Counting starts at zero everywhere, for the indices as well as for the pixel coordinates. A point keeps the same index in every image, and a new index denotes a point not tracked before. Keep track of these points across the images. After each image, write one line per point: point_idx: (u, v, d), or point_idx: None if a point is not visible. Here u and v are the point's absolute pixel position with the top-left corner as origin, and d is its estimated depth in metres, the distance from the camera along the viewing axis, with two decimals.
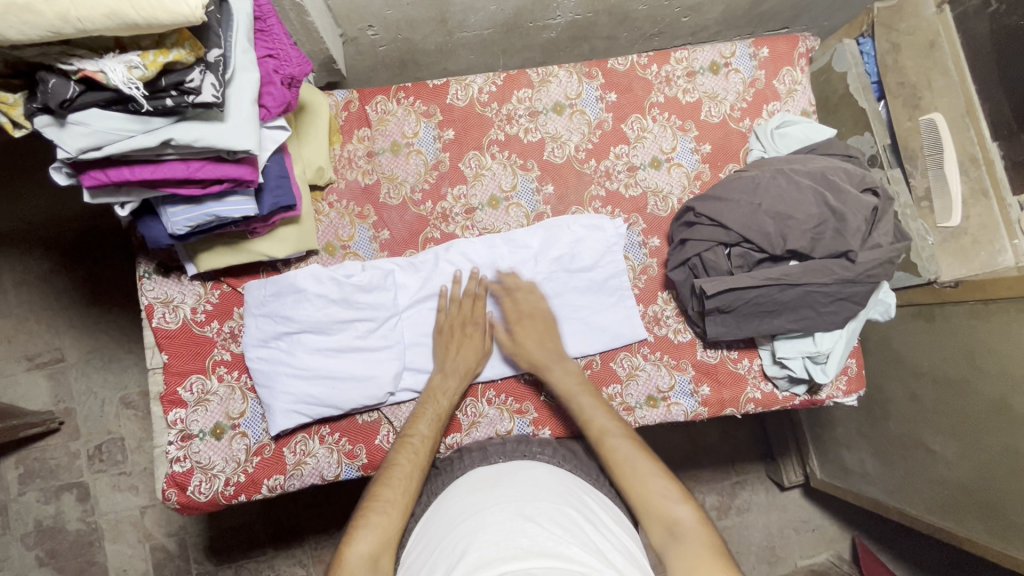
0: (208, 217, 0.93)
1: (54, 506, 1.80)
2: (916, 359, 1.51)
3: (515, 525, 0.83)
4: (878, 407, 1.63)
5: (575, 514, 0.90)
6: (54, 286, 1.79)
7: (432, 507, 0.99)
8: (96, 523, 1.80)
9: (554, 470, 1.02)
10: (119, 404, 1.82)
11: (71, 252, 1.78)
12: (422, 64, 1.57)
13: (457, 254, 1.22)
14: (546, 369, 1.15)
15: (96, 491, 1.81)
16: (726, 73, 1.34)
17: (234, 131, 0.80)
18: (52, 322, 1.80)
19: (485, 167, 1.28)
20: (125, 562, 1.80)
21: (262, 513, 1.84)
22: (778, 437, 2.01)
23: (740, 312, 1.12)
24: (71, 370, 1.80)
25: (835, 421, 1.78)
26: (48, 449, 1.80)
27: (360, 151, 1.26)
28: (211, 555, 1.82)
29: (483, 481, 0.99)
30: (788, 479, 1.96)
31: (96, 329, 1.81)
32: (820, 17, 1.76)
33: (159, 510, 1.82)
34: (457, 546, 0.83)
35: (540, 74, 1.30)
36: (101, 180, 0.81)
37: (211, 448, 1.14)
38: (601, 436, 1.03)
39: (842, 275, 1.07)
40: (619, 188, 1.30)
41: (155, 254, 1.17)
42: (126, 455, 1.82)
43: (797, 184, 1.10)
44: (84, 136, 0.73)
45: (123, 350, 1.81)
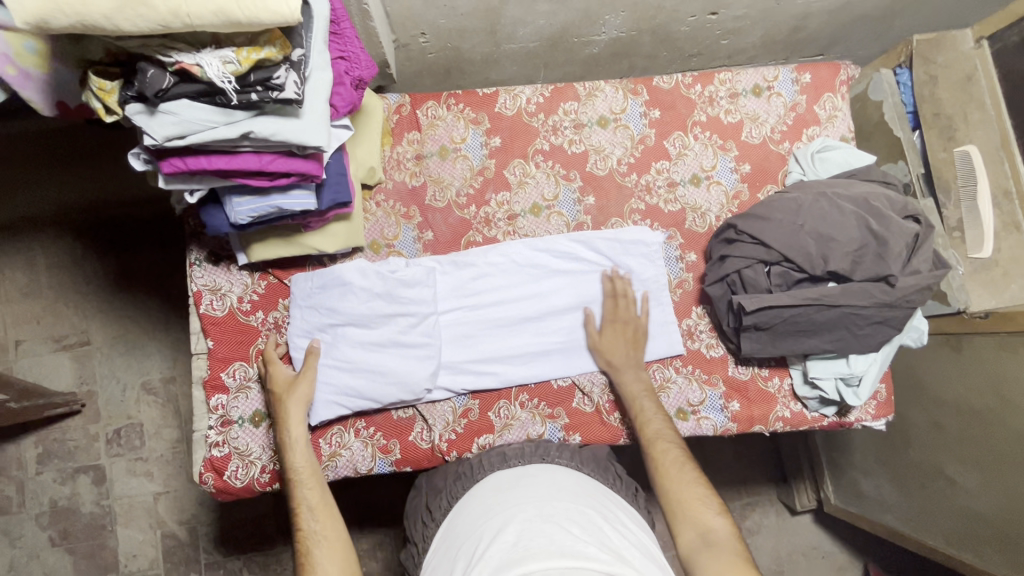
0: (272, 209, 0.96)
1: (70, 487, 1.82)
2: (941, 388, 1.51)
3: (535, 526, 0.86)
4: (898, 433, 1.64)
5: (594, 515, 0.92)
6: (86, 271, 1.83)
7: (452, 512, 1.02)
8: (110, 507, 1.82)
9: (574, 474, 1.04)
10: (140, 390, 1.85)
11: (107, 237, 1.82)
12: (466, 72, 1.61)
13: (497, 256, 1.26)
14: (620, 372, 1.20)
15: (113, 475, 1.83)
16: (768, 96, 1.37)
17: (308, 127, 0.84)
18: (82, 306, 1.83)
19: (529, 175, 1.31)
20: (135, 547, 1.82)
21: (274, 507, 1.85)
22: (792, 460, 2.01)
23: (777, 329, 1.14)
24: (97, 353, 1.83)
25: (853, 445, 1.78)
26: (69, 430, 1.83)
27: (409, 153, 1.29)
28: (221, 546, 1.84)
29: (501, 485, 1.01)
30: (800, 502, 1.95)
31: (125, 315, 1.84)
32: (856, 47, 1.79)
33: (173, 497, 1.83)
34: (477, 548, 0.86)
35: (586, 88, 1.34)
36: (180, 168, 0.84)
37: (249, 435, 1.17)
38: (655, 439, 1.11)
39: (881, 299, 1.08)
40: (658, 203, 1.33)
41: (206, 243, 1.21)
42: (144, 441, 1.84)
43: (840, 208, 1.12)
44: (171, 124, 0.76)
45: (149, 337, 1.84)
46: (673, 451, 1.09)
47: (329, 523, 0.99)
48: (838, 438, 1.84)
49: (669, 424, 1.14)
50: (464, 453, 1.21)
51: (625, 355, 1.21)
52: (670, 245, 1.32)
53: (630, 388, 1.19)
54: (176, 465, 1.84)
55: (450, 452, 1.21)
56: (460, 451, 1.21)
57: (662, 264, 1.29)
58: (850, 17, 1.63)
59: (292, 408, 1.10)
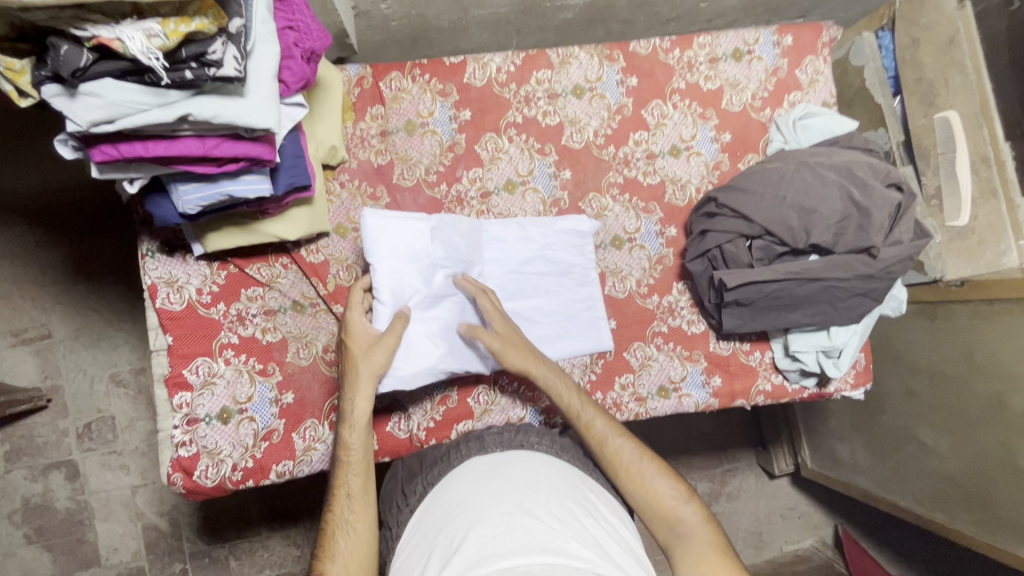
0: (221, 197, 0.88)
1: (42, 484, 1.75)
2: (914, 354, 1.53)
3: (514, 519, 0.83)
4: (870, 399, 1.67)
5: (575, 507, 0.90)
6: (39, 260, 1.71)
7: (428, 497, 0.99)
8: (86, 501, 1.77)
9: (554, 463, 1.01)
10: (109, 382, 1.77)
11: (61, 224, 1.70)
12: (434, 41, 1.53)
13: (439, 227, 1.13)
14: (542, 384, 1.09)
15: (86, 470, 1.77)
16: (749, 61, 1.31)
17: (255, 107, 0.76)
18: (37, 297, 1.73)
19: (502, 150, 1.24)
20: (116, 541, 1.78)
21: (255, 496, 1.82)
22: (771, 428, 2.05)
23: (757, 305, 1.12)
24: (59, 346, 1.74)
25: (831, 412, 1.81)
26: (36, 427, 1.75)
27: (373, 130, 1.21)
28: (204, 535, 1.81)
29: (481, 471, 0.98)
30: (779, 466, 1.99)
31: (86, 307, 1.74)
32: (837, 9, 1.75)
33: (152, 490, 1.79)
34: (451, 542, 0.83)
35: (559, 55, 1.26)
36: (113, 155, 0.76)
37: (218, 433, 1.11)
38: (604, 440, 1.03)
39: (863, 271, 1.06)
40: (637, 175, 1.28)
41: (159, 232, 1.13)
42: (117, 435, 1.78)
43: (822, 178, 1.08)
44: (96, 108, 0.69)
45: (113, 328, 1.76)
46: (625, 441, 1.02)
47: (362, 512, 0.92)
48: (814, 405, 1.87)
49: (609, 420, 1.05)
50: (443, 440, 1.19)
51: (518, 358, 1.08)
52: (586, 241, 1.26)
53: (559, 385, 1.08)
54: (153, 457, 1.79)
55: (429, 439, 1.19)
56: (438, 439, 1.20)
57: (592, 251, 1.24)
58: None
59: (361, 378, 1.00)
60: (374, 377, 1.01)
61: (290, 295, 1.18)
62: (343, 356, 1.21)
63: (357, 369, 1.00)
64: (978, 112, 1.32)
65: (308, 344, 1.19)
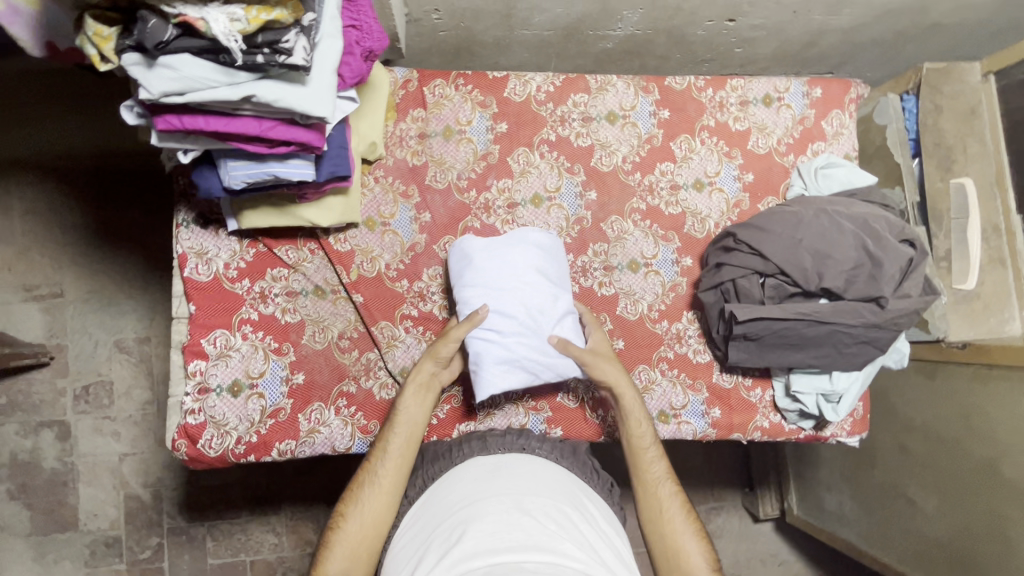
0: (267, 176, 0.92)
1: (32, 441, 1.77)
2: (910, 412, 1.56)
3: (512, 518, 0.87)
4: (863, 451, 1.69)
5: (572, 512, 0.94)
6: (65, 219, 1.76)
7: (430, 489, 1.03)
8: (73, 464, 1.78)
9: (553, 468, 1.04)
10: (112, 348, 1.79)
11: (97, 186, 1.75)
12: (477, 54, 1.60)
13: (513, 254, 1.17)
14: (619, 392, 1.14)
15: (78, 432, 1.78)
16: (778, 108, 1.36)
17: (314, 96, 0.81)
18: (55, 257, 1.76)
19: (532, 165, 1.29)
20: (97, 506, 1.79)
21: (241, 478, 1.83)
22: (761, 469, 2.03)
23: (764, 341, 1.15)
24: (69, 306, 1.77)
25: (820, 462, 1.84)
26: (35, 383, 1.77)
27: (412, 131, 1.26)
28: (184, 511, 1.81)
29: (483, 469, 1.01)
30: (764, 511, 1.99)
31: (105, 270, 1.78)
32: (863, 68, 1.82)
33: (140, 459, 1.80)
34: (451, 533, 0.88)
35: (598, 81, 1.32)
36: (175, 125, 0.81)
37: (227, 404, 1.14)
38: (656, 482, 1.09)
39: (870, 319, 1.10)
40: (659, 204, 1.32)
41: (196, 204, 1.17)
42: (113, 401, 1.80)
43: (839, 226, 1.11)
44: (170, 80, 0.73)
45: (124, 295, 1.79)
46: (673, 495, 1.08)
47: (392, 475, 1.04)
48: (805, 451, 1.89)
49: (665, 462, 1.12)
50: (443, 437, 1.23)
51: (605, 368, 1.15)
52: (594, 259, 1.29)
53: (631, 405, 1.14)
54: (145, 426, 1.80)
55: (430, 435, 1.23)
56: (439, 436, 1.23)
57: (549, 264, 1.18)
58: (863, 35, 1.65)
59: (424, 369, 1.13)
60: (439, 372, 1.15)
61: (313, 279, 1.22)
62: (357, 345, 1.23)
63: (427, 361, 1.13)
64: (993, 182, 1.40)
65: (324, 329, 1.21)
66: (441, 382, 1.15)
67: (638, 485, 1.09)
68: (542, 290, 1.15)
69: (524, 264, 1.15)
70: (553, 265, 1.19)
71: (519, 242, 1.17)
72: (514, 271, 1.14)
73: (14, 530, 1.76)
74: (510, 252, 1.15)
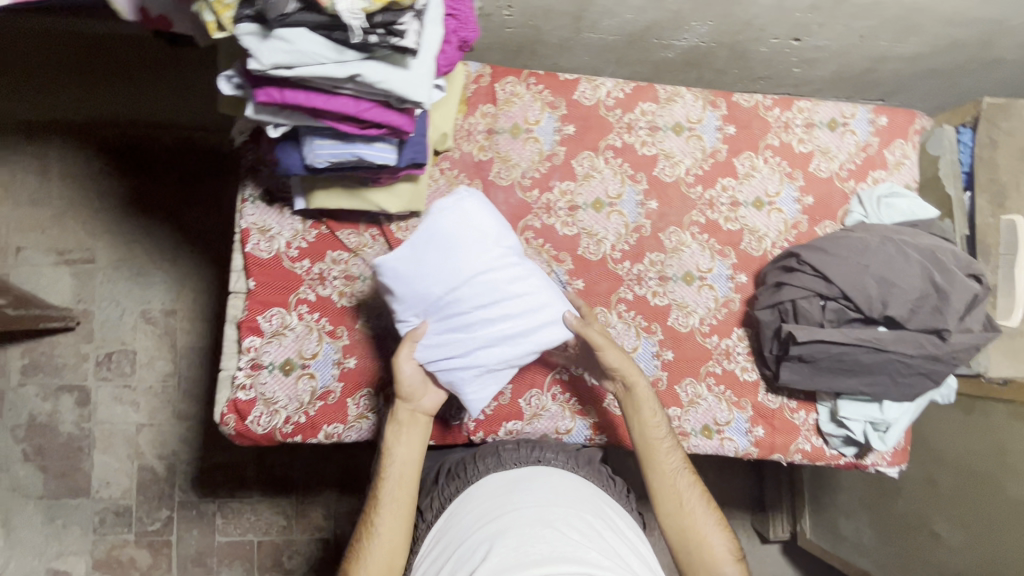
0: (352, 157, 0.92)
1: (51, 405, 1.77)
2: (941, 445, 1.56)
3: (536, 530, 0.86)
4: (887, 481, 1.68)
5: (593, 521, 0.92)
6: (104, 185, 1.76)
7: (447, 511, 1.01)
8: (90, 430, 1.77)
9: (572, 479, 1.03)
10: (138, 317, 1.79)
11: (144, 161, 1.76)
12: (539, 53, 1.60)
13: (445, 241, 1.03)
14: (635, 382, 1.10)
15: (97, 399, 1.78)
16: (842, 132, 1.36)
17: (414, 80, 0.81)
18: (91, 223, 1.77)
19: (596, 169, 1.29)
20: (109, 474, 1.78)
21: (256, 458, 1.82)
22: (773, 490, 2.01)
23: (819, 364, 1.15)
24: (99, 274, 1.77)
25: (840, 488, 1.83)
26: (58, 347, 1.77)
27: (481, 126, 1.26)
28: (196, 487, 1.81)
29: (499, 487, 0.99)
30: (774, 533, 1.98)
31: (141, 240, 1.78)
32: (915, 99, 1.82)
33: (156, 431, 1.79)
34: (474, 549, 0.85)
35: (666, 92, 1.32)
36: (274, 99, 0.81)
37: (278, 382, 1.14)
38: (674, 475, 1.04)
39: (931, 351, 1.10)
40: (718, 219, 1.32)
41: (262, 181, 1.18)
42: (134, 370, 1.79)
43: (906, 255, 1.11)
44: (282, 52, 0.73)
45: (155, 266, 1.79)
46: (693, 486, 1.04)
47: (391, 524, 0.97)
48: (823, 476, 1.88)
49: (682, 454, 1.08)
50: (489, 435, 1.22)
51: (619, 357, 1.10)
52: (650, 268, 1.29)
53: (647, 397, 1.09)
54: (164, 398, 1.80)
55: (478, 433, 1.22)
56: (486, 433, 1.22)
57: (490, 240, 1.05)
58: (924, 65, 1.64)
59: (405, 410, 1.05)
60: (421, 410, 1.07)
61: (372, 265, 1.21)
62: None
63: (405, 403, 1.05)
64: None
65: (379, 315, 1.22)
66: (424, 419, 1.07)
67: (654, 476, 1.04)
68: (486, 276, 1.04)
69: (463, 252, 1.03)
70: (484, 235, 1.06)
71: (434, 235, 1.03)
72: (443, 271, 1.02)
73: (26, 492, 1.75)
74: (427, 251, 1.03)
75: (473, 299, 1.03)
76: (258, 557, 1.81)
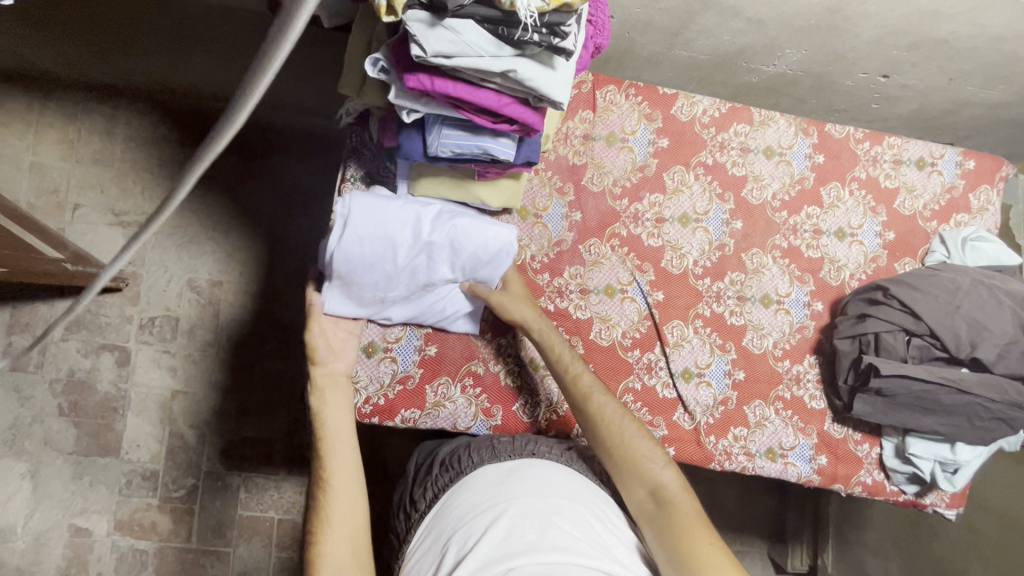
0: (478, 149, 0.94)
1: (90, 361, 1.60)
2: (986, 492, 1.56)
3: (526, 521, 0.84)
4: (925, 523, 1.66)
5: (586, 511, 0.90)
6: (160, 132, 1.60)
7: (440, 501, 0.98)
8: (126, 391, 1.61)
9: (563, 469, 0.99)
10: (184, 285, 1.63)
11: (206, 125, 1.61)
12: (623, 64, 1.61)
13: (362, 249, 1.03)
14: (530, 328, 1.12)
15: (137, 361, 1.61)
16: (929, 172, 1.37)
17: (559, 80, 0.83)
18: (139, 170, 1.60)
19: (686, 184, 1.31)
20: (140, 438, 1.60)
21: (286, 433, 1.65)
22: (796, 520, 1.90)
23: (896, 399, 1.15)
24: (150, 238, 1.63)
25: (869, 525, 1.80)
26: (104, 306, 1.61)
27: (578, 131, 1.28)
28: (223, 458, 1.63)
29: (493, 476, 0.96)
30: (793, 565, 1.86)
31: (195, 201, 1.63)
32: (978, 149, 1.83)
33: (192, 400, 1.62)
34: (464, 540, 0.85)
35: (761, 115, 1.34)
36: (424, 86, 0.82)
37: (360, 363, 1.16)
38: (588, 393, 1.06)
39: (1013, 398, 1.11)
40: (800, 245, 1.33)
41: (364, 164, 1.19)
42: (175, 336, 1.63)
43: (997, 299, 1.14)
44: (448, 42, 0.76)
45: (206, 235, 1.64)
46: (609, 399, 1.05)
47: (342, 472, 0.97)
48: (855, 511, 1.85)
49: (595, 376, 1.09)
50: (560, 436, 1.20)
51: (514, 306, 1.12)
52: (730, 286, 1.30)
53: (554, 337, 1.11)
54: (203, 367, 1.63)
55: (549, 429, 1.20)
56: (557, 432, 1.20)
57: (392, 232, 1.03)
58: (1001, 115, 1.66)
59: (323, 376, 1.06)
60: (341, 373, 1.09)
61: None
62: (490, 329, 1.22)
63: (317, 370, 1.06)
64: None
65: None
66: (343, 378, 1.09)
67: (574, 400, 1.06)
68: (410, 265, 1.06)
69: (381, 255, 1.04)
70: (387, 233, 1.03)
71: (347, 263, 1.03)
72: (370, 284, 1.06)
73: (57, 446, 1.58)
74: (353, 279, 1.05)
75: (406, 285, 1.09)
76: (278, 535, 1.64)
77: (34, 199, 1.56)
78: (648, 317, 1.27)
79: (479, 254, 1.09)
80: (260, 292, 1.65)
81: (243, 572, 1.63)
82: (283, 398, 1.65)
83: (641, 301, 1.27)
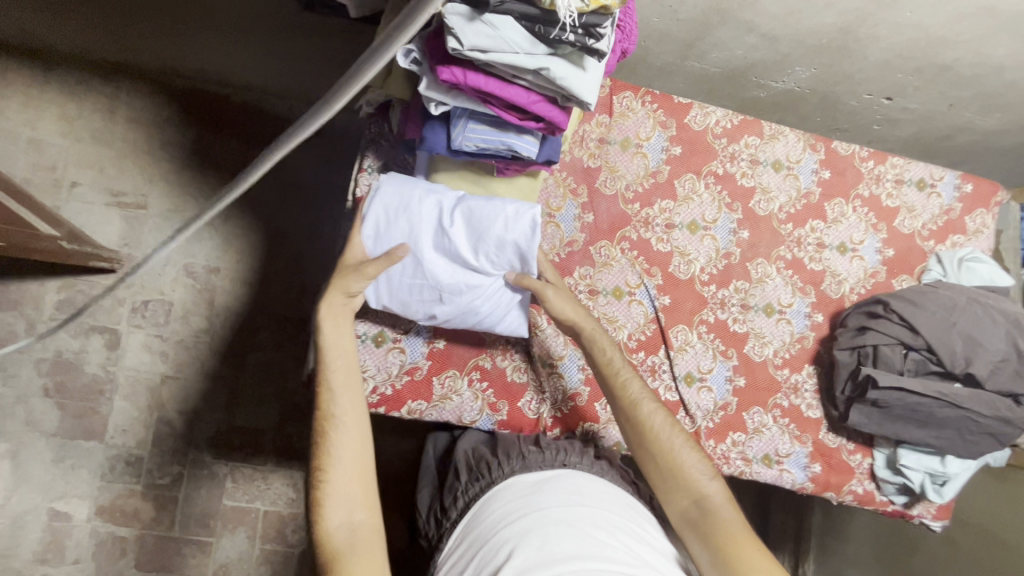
0: (502, 146, 0.95)
1: (79, 343, 1.57)
2: (965, 508, 1.61)
3: (559, 529, 0.84)
4: (904, 536, 1.71)
5: (619, 520, 0.91)
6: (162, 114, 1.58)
7: (471, 511, 0.98)
8: (114, 374, 1.58)
9: (598, 482, 1.00)
10: (180, 269, 1.60)
11: (211, 110, 1.60)
12: (636, 73, 1.64)
13: (394, 231, 1.07)
14: (592, 337, 1.11)
15: (127, 344, 1.58)
16: (928, 193, 1.42)
17: (589, 82, 0.85)
18: (141, 151, 1.58)
19: (696, 193, 1.33)
20: (126, 422, 1.58)
21: (276, 425, 1.64)
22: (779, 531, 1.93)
23: (892, 410, 1.18)
24: (149, 220, 1.57)
25: (850, 536, 1.84)
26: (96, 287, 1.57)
27: (594, 134, 1.30)
28: (211, 446, 1.61)
29: (524, 488, 0.96)
30: None
31: (196, 183, 1.60)
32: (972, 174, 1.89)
33: (183, 386, 1.60)
34: (498, 549, 0.84)
35: (771, 129, 1.37)
36: (456, 79, 0.84)
37: (369, 353, 1.16)
38: (637, 401, 1.06)
39: (1005, 414, 1.15)
40: (804, 257, 1.36)
41: (382, 155, 1.20)
42: (170, 320, 1.60)
43: (993, 318, 1.18)
44: (485, 36, 0.77)
45: (205, 220, 1.61)
46: (659, 412, 1.06)
47: (351, 410, 0.95)
48: (835, 522, 1.88)
49: (642, 384, 1.09)
50: (564, 432, 1.22)
51: (562, 305, 1.12)
52: (734, 294, 1.33)
53: (603, 341, 1.11)
54: (195, 353, 1.61)
55: (551, 427, 1.22)
56: (561, 429, 1.22)
57: (421, 213, 1.08)
58: (996, 143, 1.72)
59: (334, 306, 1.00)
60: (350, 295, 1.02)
61: None
62: None
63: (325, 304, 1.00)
64: None
65: None
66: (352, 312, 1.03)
67: (622, 408, 1.05)
68: (439, 241, 1.08)
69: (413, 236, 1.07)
70: (417, 208, 1.08)
71: (383, 231, 1.07)
72: (397, 268, 1.07)
73: (41, 428, 1.54)
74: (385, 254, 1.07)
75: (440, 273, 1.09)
76: (262, 527, 1.63)
77: (30, 175, 1.53)
78: (654, 321, 1.29)
79: (505, 233, 1.08)
80: (260, 279, 1.64)
81: (225, 562, 1.61)
82: (275, 388, 1.64)
83: (648, 305, 1.29)
